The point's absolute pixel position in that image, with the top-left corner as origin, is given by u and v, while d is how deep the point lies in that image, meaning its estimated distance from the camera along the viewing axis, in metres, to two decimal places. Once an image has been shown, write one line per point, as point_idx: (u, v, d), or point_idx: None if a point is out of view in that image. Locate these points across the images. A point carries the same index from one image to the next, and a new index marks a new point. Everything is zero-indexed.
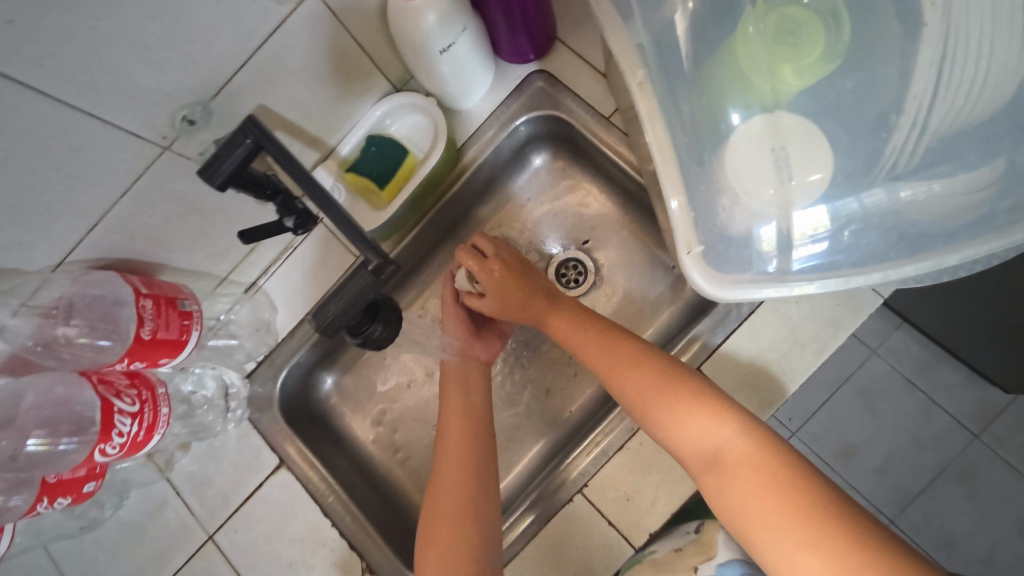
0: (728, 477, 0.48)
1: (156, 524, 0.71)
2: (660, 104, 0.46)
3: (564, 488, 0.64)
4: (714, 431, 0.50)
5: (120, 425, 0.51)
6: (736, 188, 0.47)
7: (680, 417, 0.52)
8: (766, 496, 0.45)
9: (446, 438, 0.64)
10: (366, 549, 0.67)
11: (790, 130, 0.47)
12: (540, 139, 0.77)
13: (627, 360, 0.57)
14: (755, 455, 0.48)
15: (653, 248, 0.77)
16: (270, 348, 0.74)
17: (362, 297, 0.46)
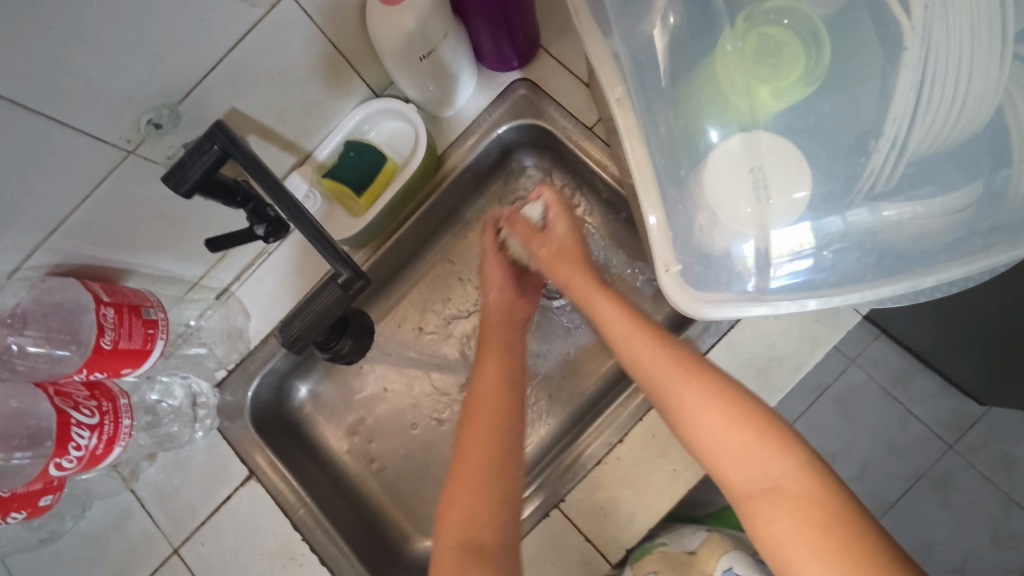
0: (781, 514, 0.44)
1: (120, 537, 0.69)
2: (637, 119, 0.47)
3: (576, 468, 0.63)
4: (774, 460, 0.46)
5: (76, 437, 0.49)
6: (715, 207, 0.46)
7: (741, 426, 0.47)
8: (821, 541, 0.42)
9: (482, 390, 0.59)
10: (337, 563, 0.65)
11: (769, 149, 0.46)
12: (523, 146, 0.76)
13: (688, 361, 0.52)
14: (813, 494, 0.44)
15: (636, 259, 0.77)
16: (243, 354, 0.72)
17: (330, 313, 0.43)
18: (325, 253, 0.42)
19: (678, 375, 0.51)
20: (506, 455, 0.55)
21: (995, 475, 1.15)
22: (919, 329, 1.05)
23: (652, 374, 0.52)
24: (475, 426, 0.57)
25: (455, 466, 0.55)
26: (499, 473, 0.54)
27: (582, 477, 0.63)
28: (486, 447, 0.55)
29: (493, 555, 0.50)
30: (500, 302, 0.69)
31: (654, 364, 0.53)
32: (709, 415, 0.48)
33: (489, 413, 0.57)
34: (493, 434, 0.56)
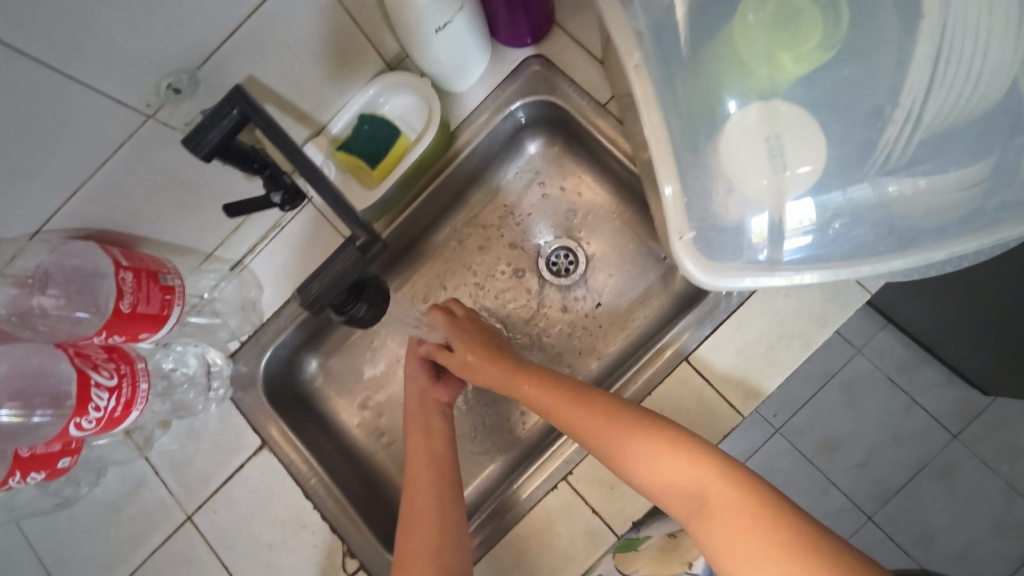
0: (713, 521, 0.48)
1: (134, 504, 0.70)
2: (654, 89, 0.45)
3: (509, 513, 0.64)
4: (696, 476, 0.50)
5: (96, 399, 0.50)
6: (730, 175, 0.46)
7: (659, 461, 0.52)
8: (752, 534, 0.45)
9: (413, 473, 0.65)
10: (347, 532, 0.67)
11: (785, 119, 0.47)
12: (534, 124, 0.76)
13: (602, 413, 0.57)
14: (734, 494, 0.48)
15: (646, 238, 0.77)
16: (255, 327, 0.73)
17: (348, 277, 0.42)
18: (343, 217, 0.43)
19: (602, 426, 0.56)
20: (450, 533, 0.60)
21: (999, 465, 1.15)
22: (925, 318, 1.05)
23: (579, 429, 0.58)
24: (417, 509, 0.62)
25: (401, 551, 0.60)
26: (443, 552, 0.59)
27: (508, 528, 0.64)
28: (428, 530, 0.60)
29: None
30: (417, 388, 0.73)
31: (577, 420, 0.58)
32: (634, 455, 0.53)
33: (428, 497, 0.63)
34: (435, 517, 0.61)
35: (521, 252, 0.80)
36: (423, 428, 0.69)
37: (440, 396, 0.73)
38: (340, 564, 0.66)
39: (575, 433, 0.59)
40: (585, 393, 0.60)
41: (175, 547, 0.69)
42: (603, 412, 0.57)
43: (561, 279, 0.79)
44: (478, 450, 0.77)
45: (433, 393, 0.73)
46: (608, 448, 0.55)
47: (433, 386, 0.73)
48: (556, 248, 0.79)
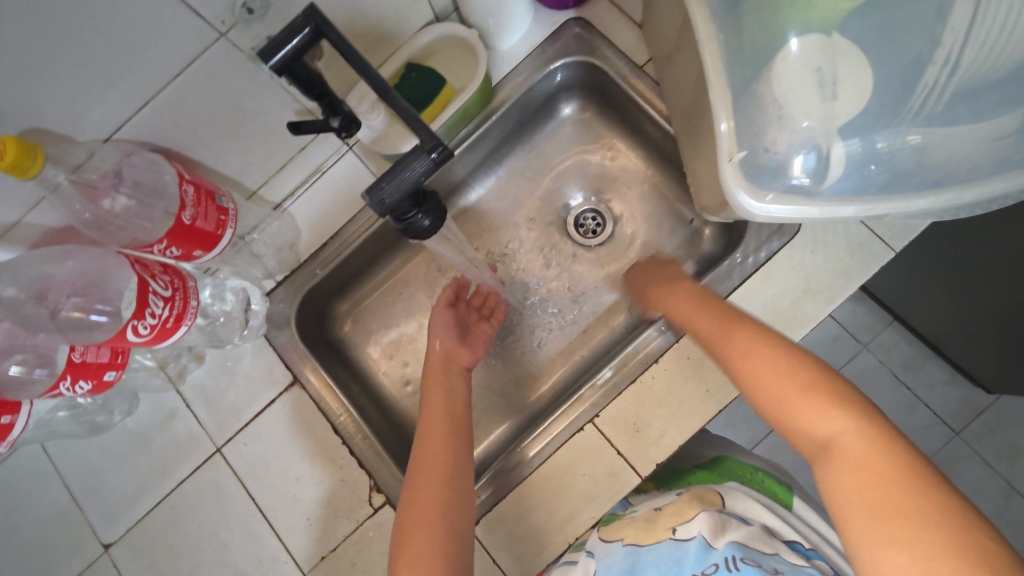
0: (832, 467, 0.43)
1: (165, 434, 0.73)
2: (717, 27, 0.46)
3: (521, 467, 0.65)
4: (828, 421, 0.45)
5: (153, 305, 0.52)
6: (785, 108, 0.46)
7: (794, 398, 0.48)
8: (874, 491, 0.41)
9: (425, 426, 0.63)
10: (374, 468, 0.69)
11: (838, 53, 0.46)
12: (571, 88, 0.79)
13: (746, 340, 0.54)
14: (868, 448, 0.43)
15: (676, 204, 0.79)
16: (292, 268, 0.75)
17: (417, 184, 0.44)
18: (412, 126, 0.44)
19: (746, 346, 0.54)
20: (452, 500, 0.57)
21: (1000, 464, 1.17)
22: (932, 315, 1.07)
23: (719, 348, 0.56)
24: (422, 473, 0.59)
25: (401, 514, 0.57)
26: (445, 519, 0.56)
27: (531, 471, 0.65)
28: (433, 495, 0.57)
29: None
30: (441, 349, 0.71)
31: (720, 342, 0.56)
32: (769, 379, 0.50)
33: (434, 460, 0.60)
34: (442, 482, 0.58)
35: (551, 214, 0.83)
36: (444, 387, 0.67)
37: (462, 359, 0.72)
38: (365, 498, 0.68)
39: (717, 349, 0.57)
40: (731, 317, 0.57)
41: (203, 477, 0.72)
42: (748, 338, 0.54)
43: (588, 240, 0.81)
44: (501, 403, 0.78)
45: (456, 354, 0.72)
46: (743, 366, 0.53)
47: (457, 346, 0.72)
48: (584, 210, 0.82)
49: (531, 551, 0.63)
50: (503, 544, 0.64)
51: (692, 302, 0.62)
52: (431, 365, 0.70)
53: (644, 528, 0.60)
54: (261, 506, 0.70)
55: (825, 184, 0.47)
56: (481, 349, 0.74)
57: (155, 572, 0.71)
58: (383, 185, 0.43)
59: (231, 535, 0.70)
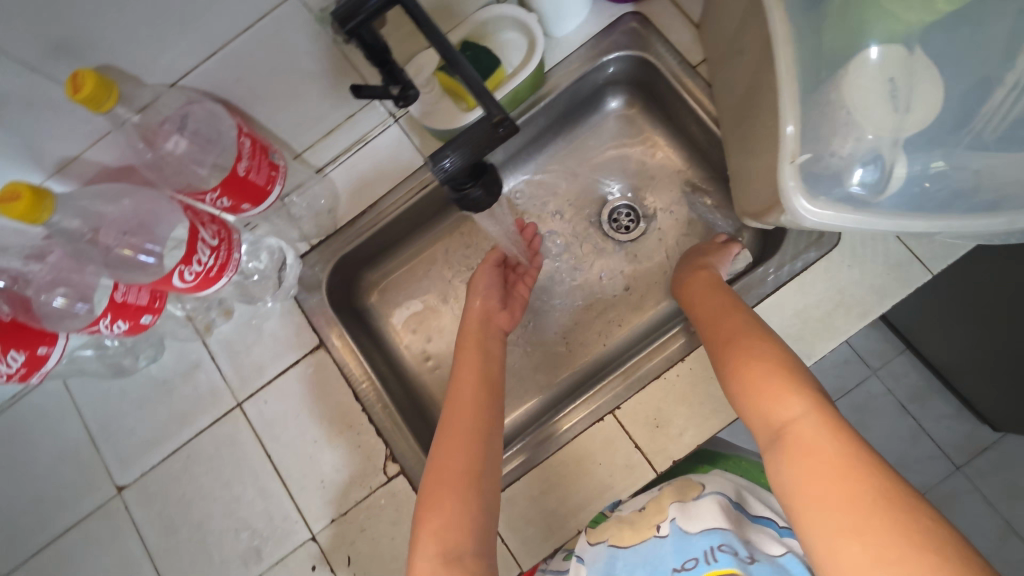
0: (782, 451, 0.46)
1: (187, 383, 0.74)
2: (790, 26, 0.46)
3: (549, 442, 0.66)
4: (783, 409, 0.48)
5: (200, 252, 0.53)
6: (854, 114, 0.46)
7: (755, 389, 0.51)
8: (816, 476, 0.43)
9: (460, 394, 0.63)
10: (392, 438, 0.69)
11: (912, 66, 0.47)
12: (619, 83, 0.79)
13: (729, 338, 0.57)
14: (819, 436, 0.45)
15: (711, 208, 0.79)
16: (327, 232, 0.75)
17: (479, 155, 0.44)
18: (480, 98, 0.44)
19: (736, 340, 0.56)
20: (481, 466, 0.57)
21: (999, 503, 1.16)
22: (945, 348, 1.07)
23: (709, 341, 0.59)
24: (451, 438, 0.59)
25: (427, 477, 0.57)
26: (475, 485, 0.56)
27: (548, 456, 0.66)
28: (463, 454, 0.57)
29: (470, 560, 0.52)
30: (482, 309, 0.73)
31: (714, 337, 0.59)
32: (746, 372, 0.53)
33: (466, 426, 0.60)
34: (473, 448, 0.58)
35: (586, 206, 0.83)
36: (480, 347, 0.68)
37: (500, 323, 0.73)
38: (380, 466, 0.68)
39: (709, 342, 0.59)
40: (733, 311, 0.60)
41: (221, 430, 0.72)
42: (734, 336, 0.57)
43: (621, 235, 0.81)
44: (520, 387, 0.78)
45: (495, 317, 0.73)
46: (727, 358, 0.55)
47: (496, 312, 0.73)
48: (619, 205, 0.82)
49: (540, 534, 0.64)
50: (514, 524, 0.65)
51: (706, 295, 0.64)
52: (468, 324, 0.71)
53: (629, 527, 0.58)
54: (276, 464, 0.70)
55: (884, 195, 0.47)
56: (518, 315, 0.75)
57: (166, 519, 0.71)
58: (448, 152, 0.43)
59: (244, 489, 0.71)
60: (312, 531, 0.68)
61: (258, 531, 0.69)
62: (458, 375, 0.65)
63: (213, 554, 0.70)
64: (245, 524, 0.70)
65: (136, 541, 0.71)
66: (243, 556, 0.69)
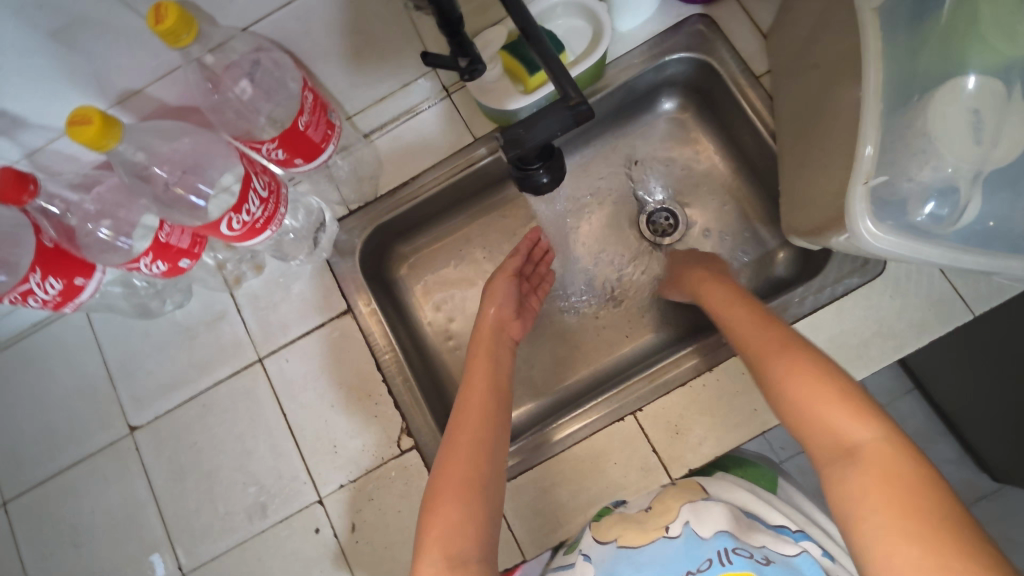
0: (850, 468, 0.44)
1: (210, 332, 0.74)
2: (883, 42, 0.46)
3: (544, 447, 0.66)
4: (849, 423, 0.46)
5: (250, 203, 0.53)
6: (935, 139, 0.46)
7: (810, 397, 0.48)
8: (886, 492, 0.41)
9: (465, 399, 0.61)
10: (409, 412, 0.69)
11: (1006, 99, 0.45)
12: (675, 84, 0.78)
13: (778, 343, 0.54)
14: (893, 455, 0.43)
15: (752, 221, 0.78)
16: (366, 199, 0.75)
17: (549, 137, 0.44)
18: (558, 81, 0.44)
19: (772, 344, 0.54)
20: (486, 472, 0.55)
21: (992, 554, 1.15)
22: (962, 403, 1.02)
23: (750, 346, 0.56)
24: (463, 434, 0.57)
25: (435, 480, 0.55)
26: (482, 492, 0.54)
27: (560, 450, 0.65)
28: (471, 460, 0.55)
29: (475, 566, 0.50)
30: (496, 317, 0.70)
31: (756, 341, 0.56)
32: (791, 378, 0.50)
33: (472, 430, 0.58)
34: (481, 453, 0.56)
35: (626, 204, 0.82)
36: (492, 356, 0.66)
37: (512, 332, 0.71)
38: (395, 440, 0.68)
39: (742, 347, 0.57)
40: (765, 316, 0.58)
41: (239, 383, 0.72)
42: (783, 341, 0.54)
43: (658, 238, 0.80)
44: (539, 377, 0.78)
45: (508, 326, 0.71)
46: (767, 363, 0.53)
47: (509, 321, 0.71)
48: (659, 208, 0.82)
49: (546, 525, 0.64)
50: (520, 512, 0.65)
51: (733, 300, 0.62)
52: (481, 333, 0.69)
53: (637, 526, 0.55)
54: (291, 423, 0.71)
55: (955, 226, 0.46)
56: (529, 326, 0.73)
57: (174, 464, 0.72)
58: (521, 130, 0.44)
59: (255, 444, 0.71)
60: (320, 494, 0.68)
61: (266, 487, 0.70)
62: (468, 380, 0.63)
63: (217, 505, 0.70)
64: (253, 479, 0.70)
65: (143, 482, 0.72)
66: (248, 511, 0.69)
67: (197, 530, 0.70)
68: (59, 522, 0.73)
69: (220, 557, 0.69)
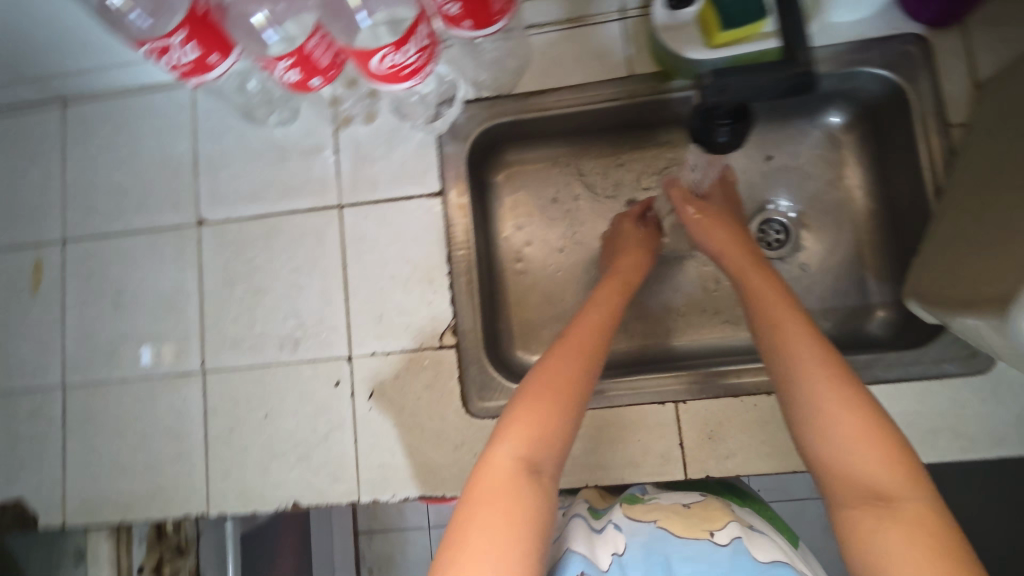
0: (878, 526, 0.39)
1: (302, 160, 0.73)
2: None
3: None
4: (892, 479, 0.40)
5: (409, 45, 0.51)
6: None
7: (851, 438, 0.42)
8: (920, 561, 0.37)
9: (591, 309, 0.57)
10: (461, 312, 0.69)
11: None
12: (853, 99, 0.72)
13: (821, 366, 0.46)
14: (933, 528, 0.38)
15: (866, 270, 0.73)
16: (498, 92, 0.71)
17: (763, 95, 0.41)
18: (795, 44, 0.42)
19: (808, 358, 0.47)
20: (589, 382, 0.50)
21: None
22: None
23: (783, 357, 0.48)
24: (566, 345, 0.52)
25: (535, 372, 0.50)
26: (578, 399, 0.49)
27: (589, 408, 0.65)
28: (573, 367, 0.50)
29: (548, 480, 0.45)
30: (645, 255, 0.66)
31: (796, 354, 0.47)
32: (826, 407, 0.44)
33: (589, 337, 0.54)
34: (584, 364, 0.51)
35: (745, 202, 0.77)
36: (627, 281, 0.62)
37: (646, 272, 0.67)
38: (438, 333, 0.69)
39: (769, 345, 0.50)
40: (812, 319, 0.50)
41: (313, 220, 0.72)
42: (832, 366, 0.46)
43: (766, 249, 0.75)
44: None
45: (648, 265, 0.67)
46: (799, 379, 0.46)
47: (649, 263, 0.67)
48: (775, 219, 0.76)
49: None
50: None
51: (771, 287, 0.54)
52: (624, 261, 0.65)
53: (682, 521, 0.49)
54: (348, 278, 0.71)
55: None
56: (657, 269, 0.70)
57: (228, 270, 0.73)
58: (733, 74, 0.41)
59: (308, 283, 0.71)
60: (351, 353, 0.69)
61: (304, 325, 0.71)
62: (595, 295, 0.59)
63: (255, 323, 0.71)
64: (294, 314, 0.71)
65: (194, 274, 0.73)
66: (281, 340, 0.71)
67: (229, 337, 0.72)
68: (107, 278, 0.75)
69: (241, 371, 0.71)
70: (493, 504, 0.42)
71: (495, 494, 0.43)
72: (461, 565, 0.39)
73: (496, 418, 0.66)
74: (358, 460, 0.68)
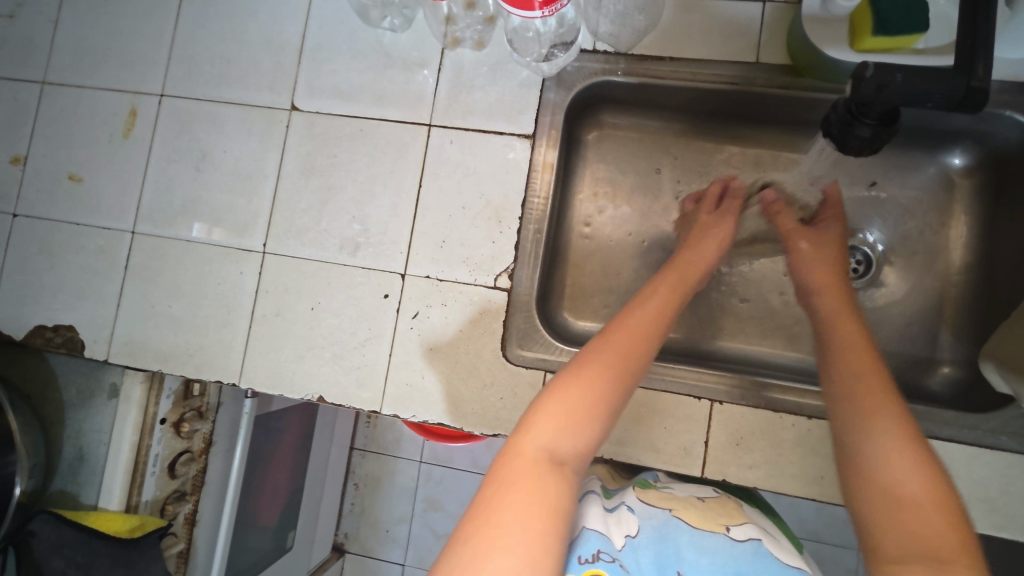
0: None
1: (404, 71, 0.72)
2: None
3: None
4: (949, 544, 0.38)
5: None
6: None
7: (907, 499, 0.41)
8: None
9: (648, 298, 0.56)
10: (521, 259, 0.68)
11: None
12: (985, 145, 0.67)
13: (888, 423, 0.45)
14: None
15: (941, 323, 0.70)
16: (616, 49, 0.69)
17: (928, 98, 0.42)
18: (978, 50, 0.41)
19: (878, 411, 0.46)
20: (631, 376, 0.50)
21: None
22: None
23: (856, 405, 0.47)
24: (611, 336, 0.52)
25: (580, 356, 0.50)
26: (615, 389, 0.48)
27: None
28: (608, 359, 0.50)
29: (570, 473, 0.45)
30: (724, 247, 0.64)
31: (870, 403, 0.47)
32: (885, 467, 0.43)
33: (639, 330, 0.53)
34: (624, 352, 0.50)
35: None
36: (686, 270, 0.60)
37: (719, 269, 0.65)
38: (494, 273, 0.68)
39: (842, 394, 0.49)
40: (883, 376, 0.48)
41: (399, 133, 0.72)
42: (895, 424, 0.45)
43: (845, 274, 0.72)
44: None
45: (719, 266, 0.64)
46: (866, 439, 0.45)
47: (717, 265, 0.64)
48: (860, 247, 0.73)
49: None
50: None
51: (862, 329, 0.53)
52: (687, 253, 0.63)
53: (696, 515, 0.50)
54: (420, 198, 0.71)
55: None
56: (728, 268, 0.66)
57: (308, 162, 0.74)
58: (900, 75, 0.41)
59: (381, 193, 0.72)
60: (406, 270, 0.70)
61: (367, 233, 0.71)
62: (653, 285, 0.58)
63: (321, 219, 0.73)
64: (361, 220, 0.72)
65: (275, 156, 0.74)
66: (342, 241, 0.72)
67: (295, 226, 0.73)
68: (193, 140, 0.77)
69: (299, 261, 0.72)
70: (517, 484, 0.42)
71: (518, 474, 0.43)
72: (484, 535, 0.39)
73: (531, 369, 0.67)
74: (388, 373, 0.69)
